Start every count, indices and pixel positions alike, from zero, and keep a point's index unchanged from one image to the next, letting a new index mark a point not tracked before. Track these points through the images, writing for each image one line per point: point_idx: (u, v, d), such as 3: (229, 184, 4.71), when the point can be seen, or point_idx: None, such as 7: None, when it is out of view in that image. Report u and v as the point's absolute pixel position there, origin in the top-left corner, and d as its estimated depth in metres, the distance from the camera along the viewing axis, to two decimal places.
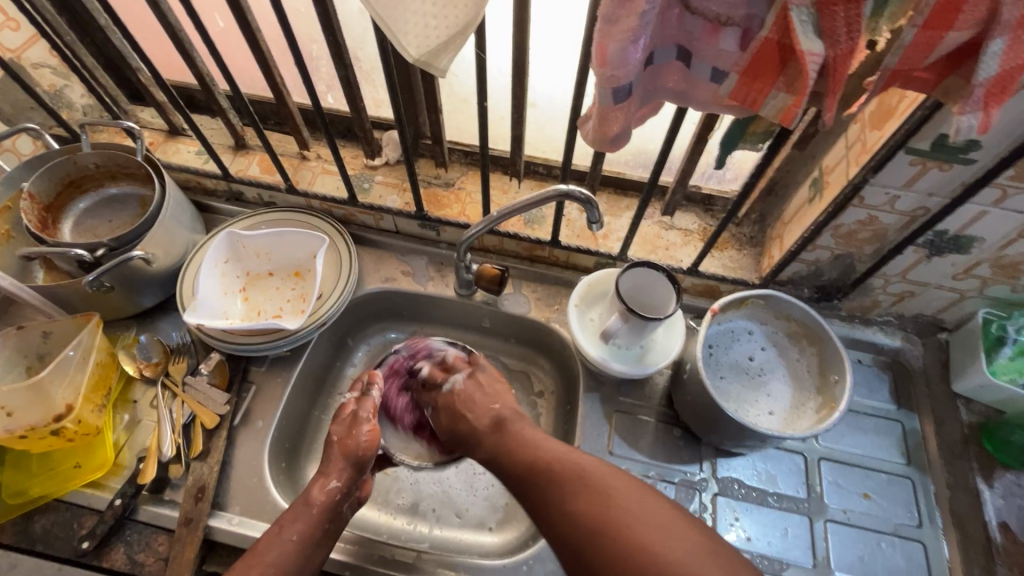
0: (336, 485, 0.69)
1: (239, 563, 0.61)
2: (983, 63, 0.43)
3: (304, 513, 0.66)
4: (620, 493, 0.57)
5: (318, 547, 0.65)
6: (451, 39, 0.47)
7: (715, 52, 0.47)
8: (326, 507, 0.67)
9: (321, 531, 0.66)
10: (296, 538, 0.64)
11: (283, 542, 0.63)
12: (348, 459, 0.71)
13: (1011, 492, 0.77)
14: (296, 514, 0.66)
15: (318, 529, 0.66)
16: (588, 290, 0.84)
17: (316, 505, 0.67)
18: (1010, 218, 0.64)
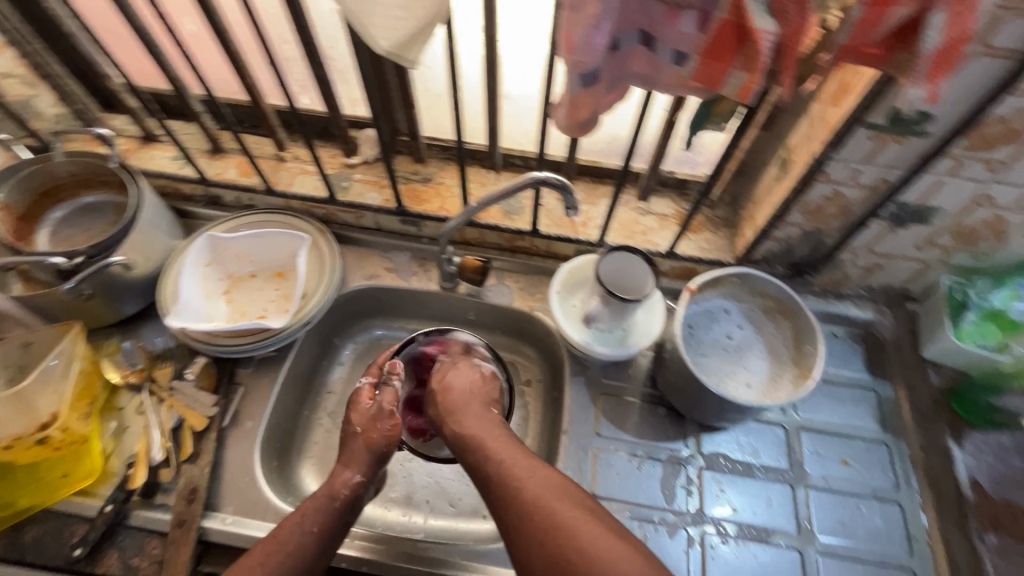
0: (359, 479, 0.71)
1: (258, 545, 0.63)
2: (926, 36, 0.45)
3: (327, 505, 0.68)
4: (574, 522, 0.58)
5: (337, 536, 0.67)
6: (421, 31, 0.48)
7: (676, 35, 0.49)
8: (348, 500, 0.69)
9: (340, 521, 0.68)
10: (315, 529, 0.65)
11: (304, 532, 0.64)
12: (371, 454, 0.74)
13: (980, 450, 0.80)
14: (319, 505, 0.68)
15: (337, 520, 0.67)
16: (569, 277, 0.86)
17: (339, 498, 0.69)
18: (965, 186, 0.68)
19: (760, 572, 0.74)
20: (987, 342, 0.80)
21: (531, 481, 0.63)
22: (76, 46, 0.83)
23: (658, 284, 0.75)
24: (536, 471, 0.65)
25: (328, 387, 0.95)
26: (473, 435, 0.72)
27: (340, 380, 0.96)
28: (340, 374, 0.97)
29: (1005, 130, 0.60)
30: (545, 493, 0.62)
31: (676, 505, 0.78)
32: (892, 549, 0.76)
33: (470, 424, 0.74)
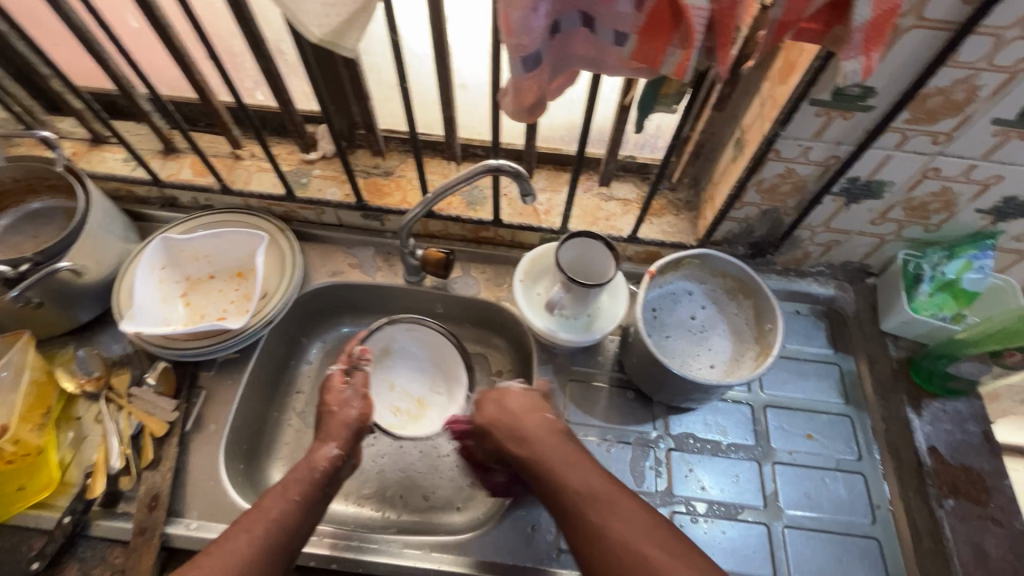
0: (337, 452, 0.71)
1: (244, 515, 0.63)
2: (857, 8, 0.46)
3: (307, 475, 0.67)
4: (661, 562, 0.55)
5: (318, 507, 0.67)
6: (354, 16, 0.47)
7: (614, 15, 0.49)
8: (329, 471, 0.69)
9: (321, 493, 0.68)
10: (298, 497, 0.65)
11: (287, 501, 0.65)
12: (348, 429, 0.74)
13: (938, 418, 0.81)
14: (299, 476, 0.68)
15: (318, 491, 0.67)
16: (533, 265, 0.85)
17: (319, 470, 0.68)
18: (912, 159, 0.69)
19: (730, 548, 0.75)
20: (944, 312, 0.83)
21: (616, 517, 0.59)
22: (13, 47, 0.81)
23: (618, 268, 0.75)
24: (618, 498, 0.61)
25: (296, 386, 0.94)
26: (545, 456, 0.66)
27: (308, 379, 0.95)
28: (308, 373, 0.96)
29: (946, 101, 0.61)
30: (636, 531, 0.57)
31: (645, 487, 0.78)
32: (855, 518, 0.77)
33: (538, 444, 0.67)
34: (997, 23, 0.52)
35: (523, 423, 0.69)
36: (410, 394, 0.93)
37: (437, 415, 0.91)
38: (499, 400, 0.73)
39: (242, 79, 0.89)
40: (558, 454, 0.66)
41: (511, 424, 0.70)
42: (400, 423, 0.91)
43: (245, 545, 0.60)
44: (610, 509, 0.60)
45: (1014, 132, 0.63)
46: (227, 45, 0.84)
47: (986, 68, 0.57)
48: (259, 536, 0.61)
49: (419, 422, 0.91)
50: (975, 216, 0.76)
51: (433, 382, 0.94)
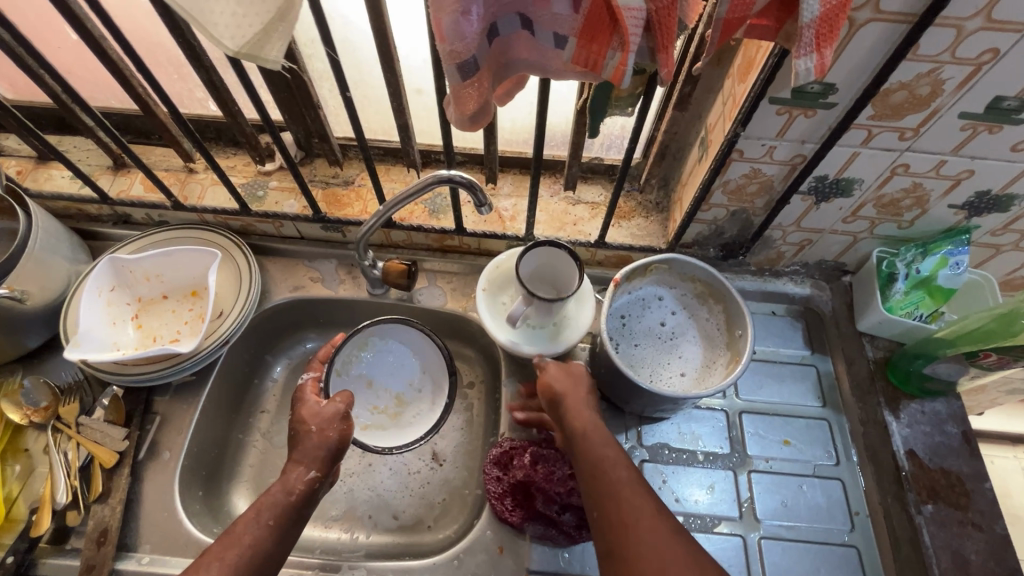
0: (315, 474, 0.68)
1: (216, 543, 0.60)
2: (806, 3, 0.43)
3: (282, 499, 0.65)
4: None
5: (290, 532, 0.64)
6: (270, 25, 0.44)
7: (551, 17, 0.46)
8: (305, 495, 0.66)
9: (295, 516, 0.65)
10: (272, 522, 0.63)
11: (260, 526, 0.62)
12: (326, 450, 0.70)
13: (916, 420, 0.79)
14: (274, 500, 0.65)
15: (292, 514, 0.65)
16: (497, 273, 0.83)
17: (295, 493, 0.66)
18: (880, 156, 0.66)
19: None
20: (921, 311, 0.81)
21: (656, 548, 0.53)
22: None
23: (581, 278, 0.72)
24: (663, 528, 0.55)
25: (260, 405, 0.91)
26: (595, 449, 0.64)
27: (272, 398, 0.92)
28: (272, 392, 0.92)
29: (911, 96, 0.58)
30: (666, 559, 0.52)
31: None
32: (833, 526, 0.75)
33: (594, 438, 0.65)
34: (957, 14, 0.50)
35: (593, 435, 0.65)
36: (388, 392, 0.89)
37: (415, 415, 0.87)
38: (576, 407, 0.69)
39: (190, 90, 0.85)
40: (618, 472, 0.61)
41: (581, 429, 0.66)
42: (378, 422, 0.87)
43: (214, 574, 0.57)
44: (653, 538, 0.54)
45: (982, 126, 0.60)
46: (171, 56, 0.80)
47: (949, 60, 0.54)
48: (231, 565, 0.58)
49: (398, 422, 0.87)
50: (949, 212, 0.74)
51: (412, 379, 0.90)
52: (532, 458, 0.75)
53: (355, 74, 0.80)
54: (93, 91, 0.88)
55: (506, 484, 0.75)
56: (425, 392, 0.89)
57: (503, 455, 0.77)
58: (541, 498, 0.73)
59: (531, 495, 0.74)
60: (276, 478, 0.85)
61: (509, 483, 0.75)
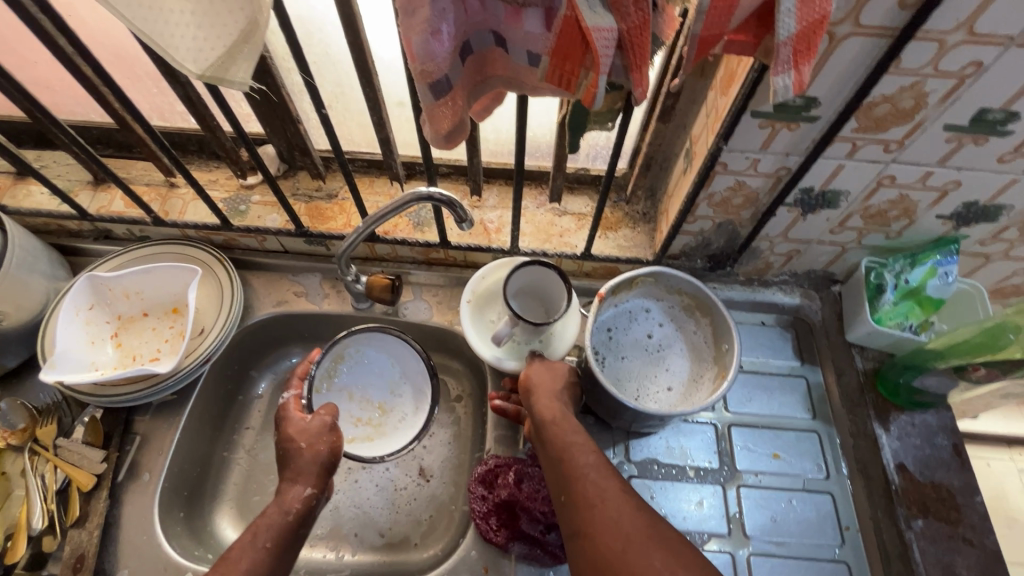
0: (310, 491, 0.67)
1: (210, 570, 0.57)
2: (781, 21, 0.41)
3: (278, 520, 0.63)
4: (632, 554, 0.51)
5: (289, 554, 0.62)
6: (235, 47, 0.42)
7: (523, 35, 0.45)
8: (302, 513, 0.65)
9: (294, 536, 0.64)
10: (270, 544, 0.61)
11: (256, 549, 0.60)
12: (319, 465, 0.69)
13: (906, 433, 0.78)
14: (270, 521, 0.63)
15: (290, 535, 0.63)
16: (482, 286, 0.81)
17: (292, 512, 0.65)
18: (866, 168, 0.65)
19: None
20: (911, 321, 0.80)
21: (616, 522, 0.54)
22: None
23: (569, 302, 0.71)
24: (624, 503, 0.56)
25: (244, 421, 0.89)
26: (563, 439, 0.65)
27: (256, 415, 0.90)
28: (257, 409, 0.91)
29: (894, 109, 0.57)
30: (625, 536, 0.53)
31: None
32: (824, 542, 0.74)
33: (563, 429, 0.66)
34: (938, 28, 0.49)
35: (563, 423, 0.67)
36: (370, 402, 0.87)
37: (400, 422, 0.85)
38: (547, 397, 0.69)
39: (170, 103, 0.84)
40: (585, 455, 0.62)
41: (551, 418, 0.67)
42: (364, 434, 0.85)
43: None
44: (614, 514, 0.55)
45: (967, 137, 0.59)
46: (148, 69, 0.79)
47: (932, 73, 0.53)
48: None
49: (383, 432, 0.85)
50: (936, 222, 0.73)
51: (392, 386, 0.88)
52: (516, 478, 0.75)
53: (336, 87, 0.79)
54: (71, 105, 0.86)
55: (490, 503, 0.74)
56: (407, 398, 0.87)
57: (488, 473, 0.76)
58: (525, 518, 0.72)
59: (515, 515, 0.73)
60: (260, 497, 0.84)
61: (493, 502, 0.74)
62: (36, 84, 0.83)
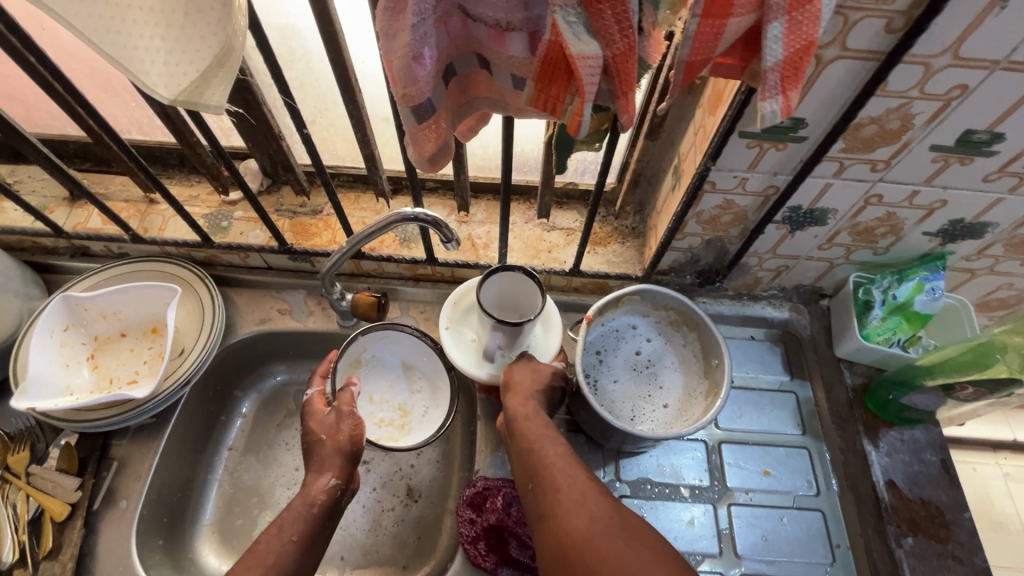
0: (336, 482, 0.68)
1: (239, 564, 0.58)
2: (768, 48, 0.41)
3: (304, 512, 0.64)
4: (593, 529, 0.53)
5: (316, 545, 0.63)
6: (210, 70, 0.40)
7: (507, 59, 0.44)
8: (328, 504, 0.66)
9: (320, 529, 0.64)
10: (296, 538, 0.61)
11: (283, 543, 0.60)
12: (343, 456, 0.70)
13: (895, 449, 0.78)
14: (296, 514, 0.64)
15: (318, 525, 0.64)
16: (457, 306, 0.79)
17: (317, 505, 0.65)
18: (854, 187, 0.65)
19: None
20: (898, 337, 0.80)
21: (582, 505, 0.56)
22: None
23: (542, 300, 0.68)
24: (590, 489, 0.57)
25: (227, 442, 0.87)
26: (532, 433, 0.65)
27: (239, 435, 0.88)
28: (240, 429, 0.89)
29: (881, 130, 0.57)
30: (588, 512, 0.55)
31: None
32: (815, 561, 0.74)
33: (530, 427, 0.66)
34: (925, 52, 0.49)
35: (536, 420, 0.67)
36: (392, 403, 0.84)
37: (424, 417, 0.83)
38: (521, 396, 0.69)
39: (149, 117, 0.82)
40: (555, 447, 0.63)
41: (522, 411, 0.67)
42: (388, 435, 0.82)
43: None
44: (580, 498, 0.56)
45: (953, 157, 0.59)
46: (126, 84, 0.77)
47: (918, 96, 0.53)
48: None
49: (407, 431, 0.82)
50: (923, 238, 0.73)
51: (413, 386, 0.86)
52: (505, 501, 0.73)
53: (318, 102, 0.77)
54: (46, 119, 0.84)
55: (478, 528, 0.72)
56: (428, 394, 0.85)
57: (476, 496, 0.75)
58: (514, 543, 0.72)
59: (504, 540, 0.72)
60: (242, 521, 0.82)
61: (481, 527, 0.72)
62: (9, 99, 0.81)
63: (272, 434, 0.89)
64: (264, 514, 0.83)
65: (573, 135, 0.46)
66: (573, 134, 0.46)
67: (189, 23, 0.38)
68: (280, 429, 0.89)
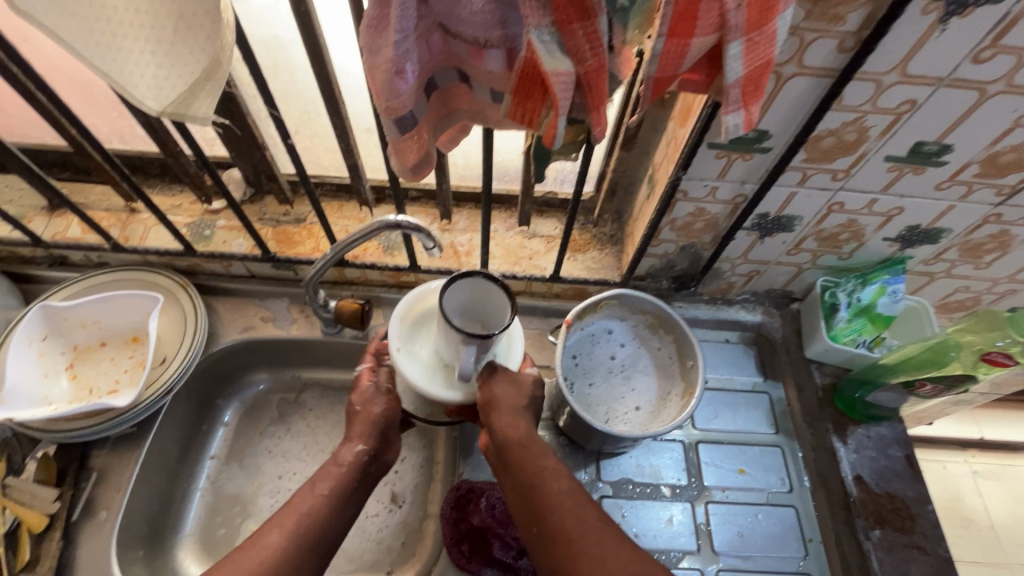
0: (364, 448, 0.70)
1: (276, 514, 0.63)
2: (729, 65, 0.44)
3: (334, 471, 0.68)
4: None
5: (346, 503, 0.66)
6: (197, 84, 0.42)
7: (486, 74, 0.46)
8: (355, 468, 0.69)
9: (351, 487, 0.67)
10: (326, 492, 0.65)
11: (315, 496, 0.65)
12: (373, 427, 0.72)
13: (863, 445, 0.82)
14: (327, 473, 0.68)
15: (349, 484, 0.67)
16: (405, 326, 0.72)
17: (345, 466, 0.69)
18: (817, 196, 0.69)
19: None
20: (864, 338, 0.84)
21: (598, 556, 0.56)
22: None
23: (514, 304, 0.64)
24: (606, 533, 0.58)
25: (209, 452, 0.87)
26: (530, 465, 0.65)
27: (221, 444, 0.88)
28: (222, 438, 0.88)
29: (839, 141, 0.61)
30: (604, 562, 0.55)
31: None
32: (788, 555, 0.77)
33: (528, 460, 0.66)
34: (875, 70, 0.52)
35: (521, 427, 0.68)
36: None
37: None
38: (508, 413, 0.68)
39: (131, 127, 0.82)
40: (558, 482, 0.63)
41: (517, 439, 0.67)
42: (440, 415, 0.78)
43: (275, 540, 0.59)
44: (599, 545, 0.57)
45: (907, 167, 0.63)
46: (107, 94, 0.77)
47: (872, 110, 0.57)
48: (290, 531, 0.61)
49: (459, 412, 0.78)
50: (884, 244, 0.77)
51: None
52: (488, 503, 0.75)
53: (302, 113, 0.78)
54: (25, 129, 0.84)
55: (462, 527, 0.75)
56: None
57: (460, 498, 0.76)
58: (497, 545, 0.73)
59: (486, 542, 0.73)
60: (225, 531, 0.82)
61: (466, 526, 0.75)
62: None
63: (255, 441, 0.89)
64: (247, 523, 0.83)
65: (549, 147, 0.48)
66: (549, 146, 0.48)
67: (179, 39, 0.40)
68: (263, 437, 0.89)
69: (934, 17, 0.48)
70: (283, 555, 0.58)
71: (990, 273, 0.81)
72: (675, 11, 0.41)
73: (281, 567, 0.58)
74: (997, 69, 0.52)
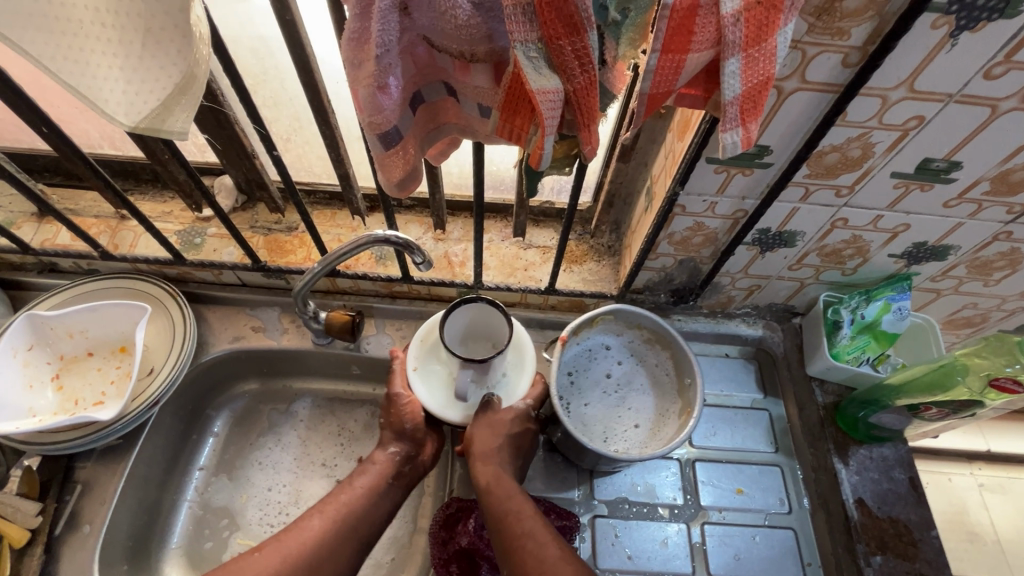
0: (397, 451, 0.72)
1: (324, 499, 0.67)
2: (726, 83, 0.42)
3: (372, 468, 0.71)
4: None
5: (388, 495, 0.70)
6: (170, 100, 0.40)
7: (473, 88, 0.45)
8: (395, 470, 0.71)
9: (388, 483, 0.70)
10: (365, 486, 0.69)
11: (355, 488, 0.69)
12: (406, 435, 0.73)
13: (864, 467, 0.79)
14: (366, 469, 0.71)
15: (389, 478, 0.70)
16: (423, 344, 0.76)
17: (378, 465, 0.71)
18: (819, 211, 0.66)
19: None
20: (867, 355, 0.81)
21: None
22: None
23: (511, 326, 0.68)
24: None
25: (198, 463, 0.86)
26: (497, 508, 0.66)
27: (210, 455, 0.87)
28: (210, 449, 0.87)
29: (843, 157, 0.58)
30: None
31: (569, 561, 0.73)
32: None
33: (496, 504, 0.66)
34: (881, 85, 0.50)
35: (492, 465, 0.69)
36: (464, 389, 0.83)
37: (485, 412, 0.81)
38: (480, 461, 0.69)
39: (119, 133, 0.81)
40: (521, 524, 0.63)
41: (485, 485, 0.68)
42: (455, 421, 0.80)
43: (319, 523, 0.64)
44: None
45: (914, 184, 0.61)
46: None
47: (877, 126, 0.54)
48: (332, 517, 0.65)
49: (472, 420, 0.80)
50: (889, 260, 0.74)
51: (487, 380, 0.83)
52: (476, 523, 0.73)
53: (293, 121, 0.77)
54: (13, 134, 0.83)
55: (449, 548, 0.73)
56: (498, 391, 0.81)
57: (449, 518, 0.74)
58: (485, 567, 0.72)
59: (475, 564, 0.72)
60: (212, 545, 0.81)
61: (452, 547, 0.72)
62: None
63: (246, 452, 0.87)
64: (234, 536, 0.81)
65: (536, 168, 0.46)
66: (535, 167, 0.46)
67: (147, 54, 0.38)
68: (253, 448, 0.87)
69: (944, 31, 0.45)
70: (321, 543, 0.62)
71: (1000, 290, 0.79)
72: (671, 25, 0.39)
73: (319, 551, 0.62)
74: (1009, 85, 0.49)
